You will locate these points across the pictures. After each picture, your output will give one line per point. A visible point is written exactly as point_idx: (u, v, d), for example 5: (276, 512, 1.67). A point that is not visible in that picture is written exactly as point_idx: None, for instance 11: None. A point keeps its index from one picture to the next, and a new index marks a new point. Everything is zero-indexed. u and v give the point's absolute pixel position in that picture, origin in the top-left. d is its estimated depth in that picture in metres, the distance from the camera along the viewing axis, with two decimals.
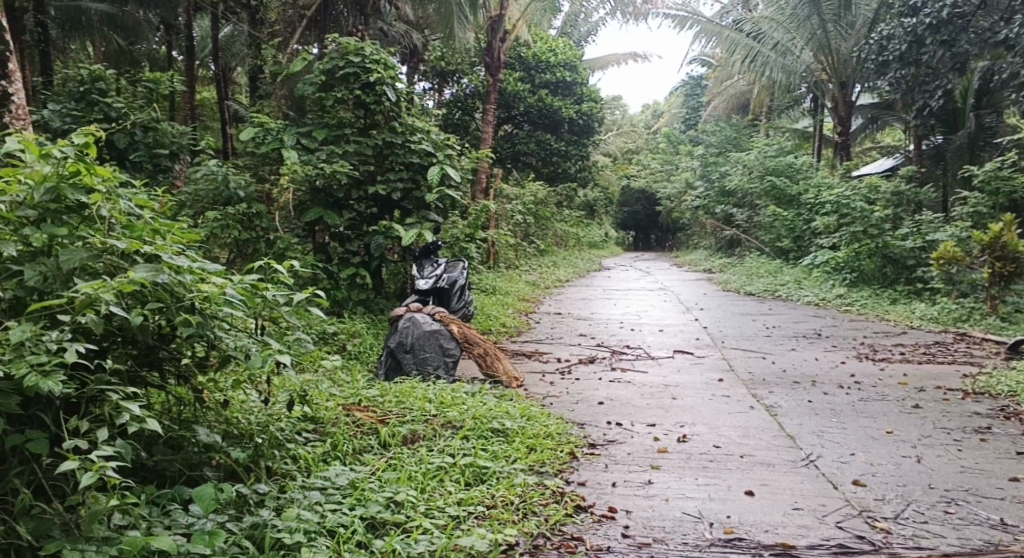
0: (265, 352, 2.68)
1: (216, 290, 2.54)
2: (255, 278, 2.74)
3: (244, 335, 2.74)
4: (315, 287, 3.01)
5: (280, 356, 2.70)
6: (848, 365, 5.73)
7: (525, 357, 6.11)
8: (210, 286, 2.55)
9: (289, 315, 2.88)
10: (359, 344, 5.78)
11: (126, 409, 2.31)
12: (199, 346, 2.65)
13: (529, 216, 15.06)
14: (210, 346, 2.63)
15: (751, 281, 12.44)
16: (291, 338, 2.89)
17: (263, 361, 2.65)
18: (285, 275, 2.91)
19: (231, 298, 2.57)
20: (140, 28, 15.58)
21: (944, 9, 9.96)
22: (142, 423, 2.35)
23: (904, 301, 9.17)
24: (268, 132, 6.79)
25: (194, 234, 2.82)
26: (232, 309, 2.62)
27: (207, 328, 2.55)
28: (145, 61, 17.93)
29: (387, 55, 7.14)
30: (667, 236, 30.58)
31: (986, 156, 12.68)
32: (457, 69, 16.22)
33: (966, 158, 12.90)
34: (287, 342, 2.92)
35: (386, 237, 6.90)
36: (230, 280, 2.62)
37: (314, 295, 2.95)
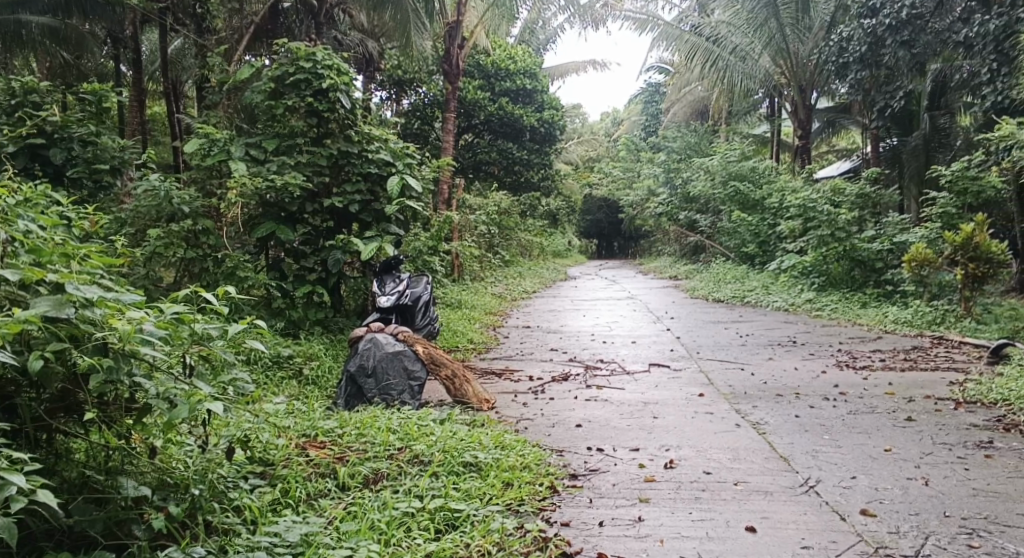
0: (193, 399, 2.34)
1: (130, 327, 2.18)
2: (179, 310, 2.41)
3: (169, 378, 2.38)
4: (253, 318, 2.67)
5: (210, 404, 2.36)
6: (830, 375, 5.52)
7: (495, 376, 5.78)
8: (121, 324, 2.21)
9: (222, 352, 2.55)
10: (317, 368, 5.40)
11: (13, 479, 1.96)
12: (114, 392, 2.29)
13: (492, 227, 14.76)
14: (128, 392, 2.29)
15: (719, 287, 12.31)
16: (224, 377, 2.55)
17: (189, 411, 2.31)
18: (216, 306, 2.56)
19: (147, 336, 2.24)
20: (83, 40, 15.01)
21: (903, 10, 9.92)
22: (34, 494, 1.99)
23: (874, 305, 9.09)
24: (214, 143, 6.41)
25: (113, 257, 2.48)
26: (153, 348, 2.29)
27: (120, 371, 2.21)
28: (93, 77, 17.24)
29: (341, 61, 6.80)
30: (630, 243, 30.58)
31: (942, 156, 12.87)
32: (415, 78, 15.86)
33: (924, 159, 12.98)
34: (222, 383, 2.59)
35: (345, 251, 6.53)
36: (149, 315, 2.27)
37: (251, 327, 2.61)
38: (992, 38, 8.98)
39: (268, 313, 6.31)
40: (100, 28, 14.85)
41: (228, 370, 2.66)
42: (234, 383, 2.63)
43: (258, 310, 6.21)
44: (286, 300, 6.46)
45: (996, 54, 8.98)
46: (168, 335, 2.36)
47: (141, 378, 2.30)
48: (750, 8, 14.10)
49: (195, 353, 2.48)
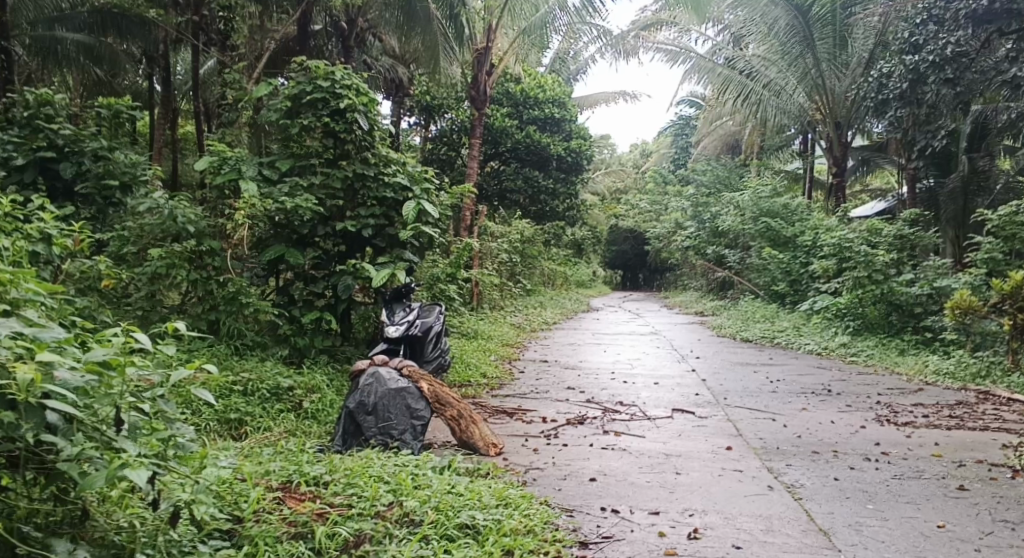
0: (114, 465, 2.13)
1: (30, 377, 1.99)
2: (103, 354, 2.21)
3: (93, 433, 2.20)
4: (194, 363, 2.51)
5: (130, 471, 2.12)
6: (869, 431, 5.08)
7: (506, 416, 5.41)
8: (26, 373, 2.02)
9: (160, 404, 2.39)
10: (317, 402, 5.10)
11: None
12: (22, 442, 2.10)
13: (515, 255, 14.46)
14: (40, 450, 2.12)
15: (747, 326, 11.84)
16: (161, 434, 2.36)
17: (107, 479, 2.10)
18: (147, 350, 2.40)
19: (53, 389, 2.02)
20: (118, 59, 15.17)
21: (947, 47, 9.51)
22: None
23: (913, 353, 8.59)
24: (225, 161, 6.20)
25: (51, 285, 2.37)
26: (65, 401, 2.11)
27: (25, 427, 2.03)
28: (127, 96, 17.43)
29: (361, 81, 6.58)
30: (656, 276, 30.12)
31: (981, 200, 12.19)
32: (443, 104, 15.72)
33: (962, 203, 12.42)
34: (158, 441, 2.38)
35: (356, 277, 6.25)
36: (60, 361, 2.09)
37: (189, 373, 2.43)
38: None
39: (273, 339, 6.04)
40: (135, 48, 14.98)
41: (168, 425, 2.46)
42: (174, 441, 2.44)
43: (262, 336, 5.94)
44: (292, 326, 6.19)
45: None
46: (90, 385, 2.18)
47: (58, 429, 2.12)
48: (784, 41, 13.80)
49: (125, 406, 2.31)
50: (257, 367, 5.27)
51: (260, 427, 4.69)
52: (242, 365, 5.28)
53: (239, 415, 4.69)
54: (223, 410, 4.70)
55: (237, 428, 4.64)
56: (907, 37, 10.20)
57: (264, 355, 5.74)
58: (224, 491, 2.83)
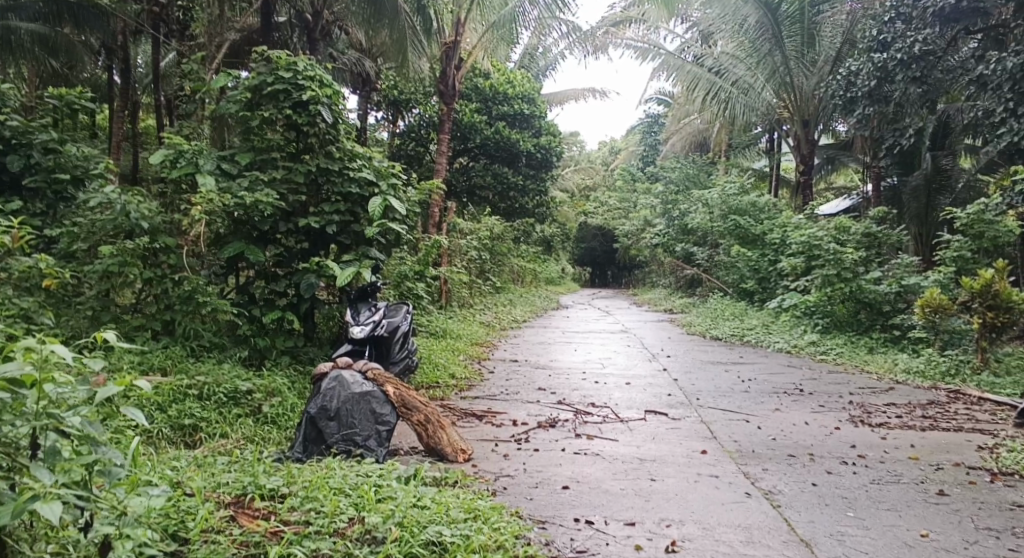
0: (24, 498, 2.12)
1: None
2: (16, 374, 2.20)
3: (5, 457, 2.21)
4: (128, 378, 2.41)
5: (40, 503, 2.10)
6: (844, 433, 5.02)
7: (475, 420, 5.24)
8: None
9: (84, 425, 2.33)
10: (278, 406, 4.88)
11: None
12: None
13: (484, 252, 14.28)
14: None
15: (716, 324, 11.81)
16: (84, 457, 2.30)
17: (15, 511, 2.10)
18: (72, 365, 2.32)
19: None
20: (75, 50, 14.66)
21: (916, 45, 9.54)
22: None
23: (882, 351, 8.62)
24: (181, 155, 5.92)
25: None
26: None
27: None
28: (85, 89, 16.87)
29: (324, 72, 6.35)
30: (624, 272, 30.18)
31: (944, 198, 12.48)
32: (410, 99, 15.46)
33: (925, 201, 12.72)
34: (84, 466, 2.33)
35: (320, 275, 6.03)
36: None
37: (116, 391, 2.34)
38: (1009, 76, 8.56)
39: (232, 340, 5.79)
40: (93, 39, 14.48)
41: (97, 445, 2.40)
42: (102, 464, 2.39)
43: (221, 337, 5.69)
44: (252, 327, 5.93)
45: (1012, 92, 8.55)
46: None
47: None
48: (754, 37, 13.79)
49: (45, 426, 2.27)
50: (213, 370, 5.04)
51: (218, 434, 4.46)
52: (199, 367, 5.05)
53: (194, 421, 4.47)
54: (177, 415, 4.47)
55: (192, 435, 4.42)
56: (875, 35, 10.25)
57: (223, 357, 5.49)
58: (169, 509, 2.69)
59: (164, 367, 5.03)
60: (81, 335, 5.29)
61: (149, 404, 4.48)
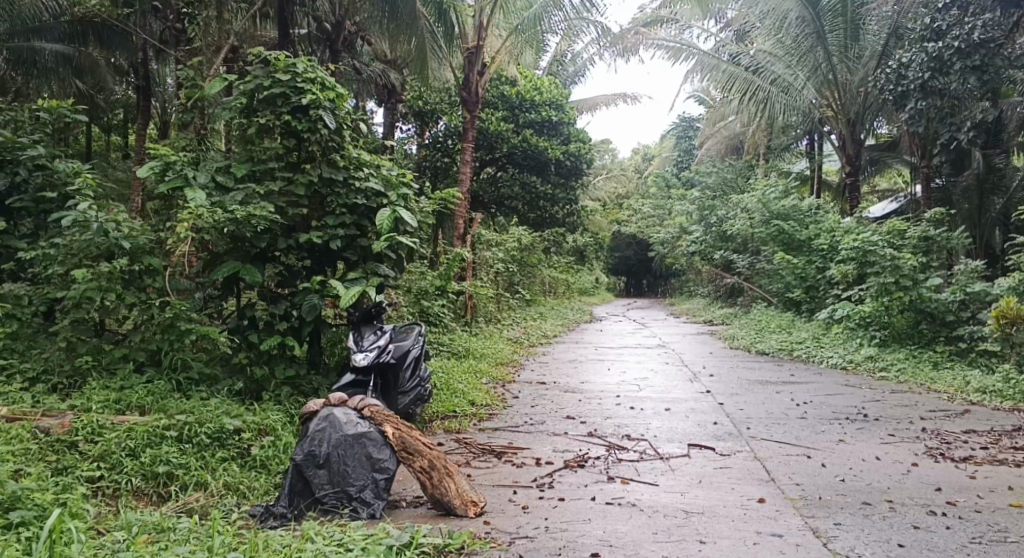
0: None
1: None
2: None
3: None
4: None
5: None
6: (925, 471, 4.26)
7: (493, 459, 4.61)
8: None
9: None
10: (268, 447, 4.34)
11: None
12: None
13: (513, 265, 13.69)
14: None
15: (761, 337, 11.00)
16: None
17: None
18: None
19: None
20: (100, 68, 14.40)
21: (975, 31, 8.68)
22: None
23: (949, 367, 7.79)
24: (170, 167, 5.42)
25: None
26: None
27: None
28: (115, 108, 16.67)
29: (327, 74, 5.78)
30: (659, 282, 29.40)
31: (997, 199, 11.70)
32: (435, 109, 14.94)
33: (977, 202, 11.96)
34: None
35: (323, 296, 5.48)
36: None
37: None
38: None
39: (226, 370, 5.28)
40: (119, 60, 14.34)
41: None
42: None
43: (212, 368, 5.18)
44: (249, 354, 5.40)
45: None
46: None
47: None
48: (796, 33, 13.04)
49: None
50: (198, 408, 4.53)
51: (196, 484, 3.94)
52: (181, 405, 4.54)
53: (169, 469, 3.95)
54: (149, 462, 3.96)
55: (165, 484, 3.91)
56: (928, 23, 9.32)
57: (211, 392, 4.98)
58: None
59: (143, 406, 4.53)
60: (56, 369, 4.85)
61: (117, 451, 3.99)
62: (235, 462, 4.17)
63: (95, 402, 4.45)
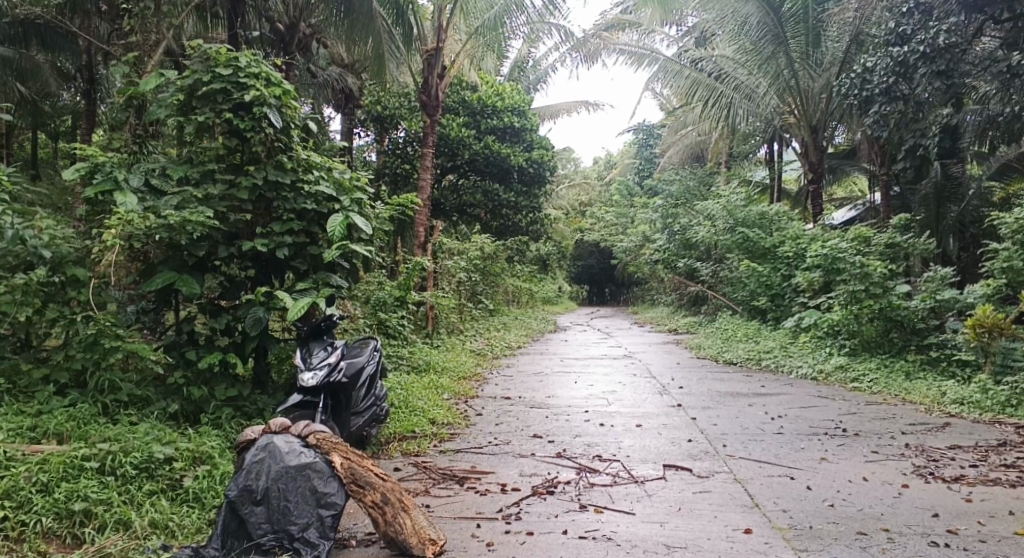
0: None
1: None
2: None
3: None
4: None
5: None
6: (916, 494, 4.00)
7: (454, 486, 4.22)
8: None
9: None
10: (203, 478, 3.90)
11: None
12: None
13: (475, 273, 13.34)
14: None
15: (729, 346, 10.78)
16: None
17: None
18: None
19: None
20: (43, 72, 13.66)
21: (940, 36, 8.56)
22: None
23: (922, 377, 7.65)
24: (98, 168, 4.92)
25: None
26: None
27: None
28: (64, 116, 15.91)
29: (273, 69, 5.36)
30: (622, 290, 29.30)
31: (953, 207, 11.66)
32: (394, 114, 14.45)
33: (934, 211, 11.90)
34: None
35: (268, 309, 5.05)
36: None
37: None
38: None
39: (159, 391, 4.81)
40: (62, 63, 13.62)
41: None
42: None
43: (144, 389, 4.71)
44: (186, 373, 4.94)
45: None
46: None
47: None
48: (756, 39, 12.83)
49: None
50: (124, 434, 4.06)
51: (118, 523, 3.46)
52: (105, 431, 4.06)
53: (86, 505, 3.47)
54: (64, 499, 3.48)
55: (82, 524, 3.43)
56: (892, 29, 9.22)
57: (142, 415, 4.52)
58: None
59: (61, 433, 4.03)
60: None
61: (24, 488, 3.50)
62: (164, 497, 3.71)
63: (4, 430, 3.95)
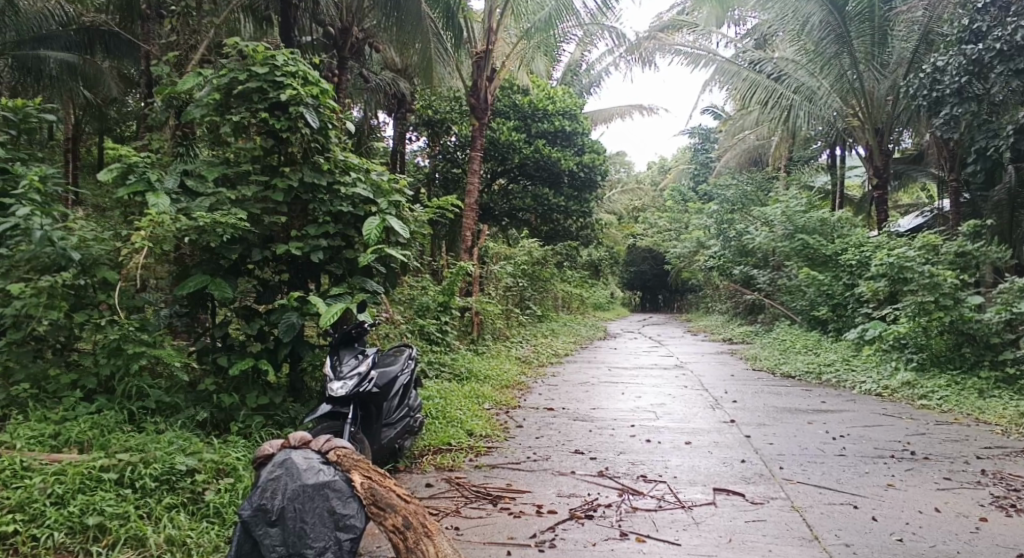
0: None
1: None
2: None
3: None
4: None
5: None
6: (999, 530, 3.57)
7: (486, 506, 3.98)
8: None
9: None
10: (225, 491, 3.75)
11: None
12: None
13: (522, 280, 13.11)
14: None
15: (787, 359, 10.27)
16: None
17: None
18: None
19: None
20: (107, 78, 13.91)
21: (1019, 31, 7.94)
22: None
23: (999, 396, 7.07)
24: (132, 170, 4.84)
25: None
26: None
27: None
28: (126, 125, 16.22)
29: (310, 68, 5.22)
30: (676, 297, 28.67)
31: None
32: (445, 118, 14.35)
33: (1007, 217, 11.11)
34: None
35: (301, 314, 4.89)
36: None
37: None
38: None
39: (189, 398, 4.71)
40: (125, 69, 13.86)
41: None
42: None
43: (173, 397, 4.61)
44: (217, 379, 4.83)
45: None
46: None
47: None
48: (818, 38, 12.25)
49: None
50: (146, 444, 3.96)
51: (132, 539, 3.34)
52: (128, 441, 3.97)
53: (100, 519, 3.35)
54: (79, 513, 3.38)
55: (95, 539, 3.32)
56: (966, 24, 8.60)
57: (168, 424, 4.41)
58: None
59: (84, 443, 3.96)
60: None
61: (40, 501, 3.40)
62: (183, 511, 3.57)
63: (26, 438, 3.90)
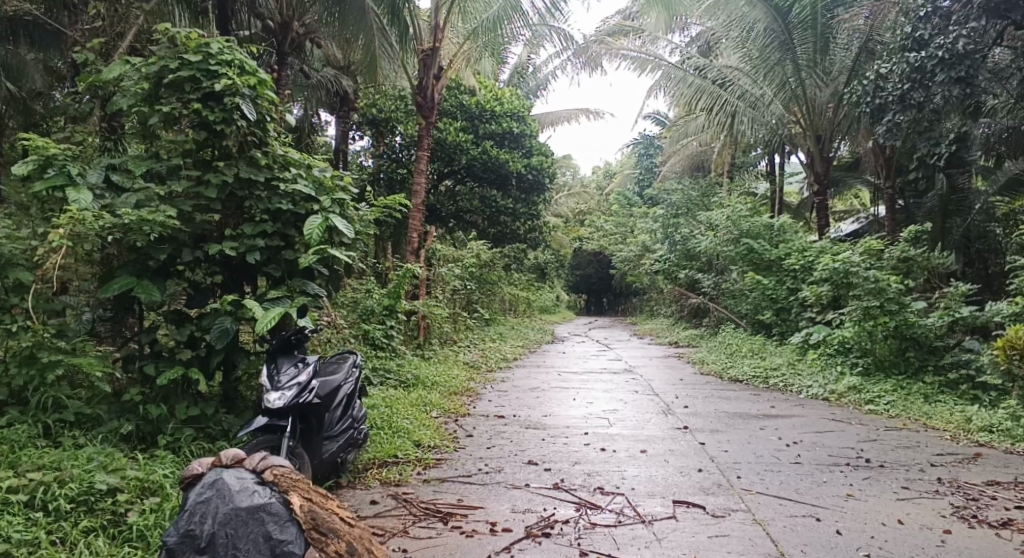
0: None
1: None
2: None
3: None
4: None
5: None
6: (962, 543, 3.52)
7: (437, 526, 3.73)
8: None
9: None
10: (150, 513, 3.40)
11: None
12: None
13: (469, 282, 12.87)
14: None
15: (734, 362, 10.29)
16: None
17: None
18: None
19: None
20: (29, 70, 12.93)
21: (959, 41, 8.10)
22: None
23: (942, 400, 7.18)
24: (49, 161, 4.43)
25: None
26: None
27: None
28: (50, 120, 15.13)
29: (247, 57, 4.88)
30: (620, 300, 28.85)
31: (959, 220, 11.17)
32: (390, 117, 14.00)
33: (941, 224, 11.45)
34: None
35: (237, 318, 4.56)
36: None
37: None
38: None
39: (113, 409, 4.32)
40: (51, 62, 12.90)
41: None
42: None
43: (94, 409, 4.22)
44: (143, 390, 4.45)
45: None
46: None
47: None
48: (764, 45, 12.38)
49: None
50: (61, 461, 3.58)
51: None
52: (40, 458, 3.59)
53: (5, 547, 2.99)
54: None
55: None
56: (908, 33, 8.68)
57: (88, 438, 4.03)
58: None
59: None
60: None
61: None
62: (102, 535, 3.22)
63: None
